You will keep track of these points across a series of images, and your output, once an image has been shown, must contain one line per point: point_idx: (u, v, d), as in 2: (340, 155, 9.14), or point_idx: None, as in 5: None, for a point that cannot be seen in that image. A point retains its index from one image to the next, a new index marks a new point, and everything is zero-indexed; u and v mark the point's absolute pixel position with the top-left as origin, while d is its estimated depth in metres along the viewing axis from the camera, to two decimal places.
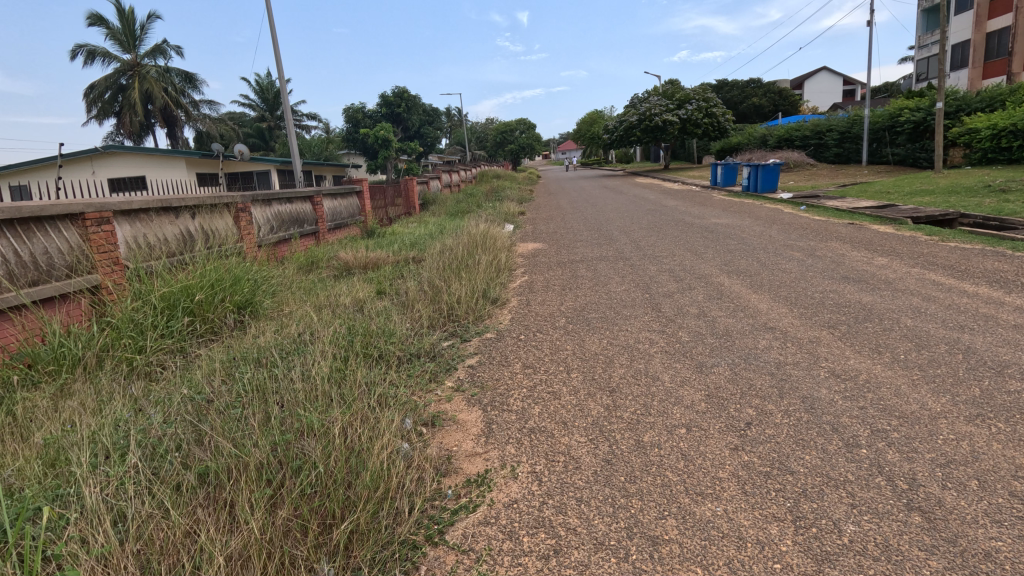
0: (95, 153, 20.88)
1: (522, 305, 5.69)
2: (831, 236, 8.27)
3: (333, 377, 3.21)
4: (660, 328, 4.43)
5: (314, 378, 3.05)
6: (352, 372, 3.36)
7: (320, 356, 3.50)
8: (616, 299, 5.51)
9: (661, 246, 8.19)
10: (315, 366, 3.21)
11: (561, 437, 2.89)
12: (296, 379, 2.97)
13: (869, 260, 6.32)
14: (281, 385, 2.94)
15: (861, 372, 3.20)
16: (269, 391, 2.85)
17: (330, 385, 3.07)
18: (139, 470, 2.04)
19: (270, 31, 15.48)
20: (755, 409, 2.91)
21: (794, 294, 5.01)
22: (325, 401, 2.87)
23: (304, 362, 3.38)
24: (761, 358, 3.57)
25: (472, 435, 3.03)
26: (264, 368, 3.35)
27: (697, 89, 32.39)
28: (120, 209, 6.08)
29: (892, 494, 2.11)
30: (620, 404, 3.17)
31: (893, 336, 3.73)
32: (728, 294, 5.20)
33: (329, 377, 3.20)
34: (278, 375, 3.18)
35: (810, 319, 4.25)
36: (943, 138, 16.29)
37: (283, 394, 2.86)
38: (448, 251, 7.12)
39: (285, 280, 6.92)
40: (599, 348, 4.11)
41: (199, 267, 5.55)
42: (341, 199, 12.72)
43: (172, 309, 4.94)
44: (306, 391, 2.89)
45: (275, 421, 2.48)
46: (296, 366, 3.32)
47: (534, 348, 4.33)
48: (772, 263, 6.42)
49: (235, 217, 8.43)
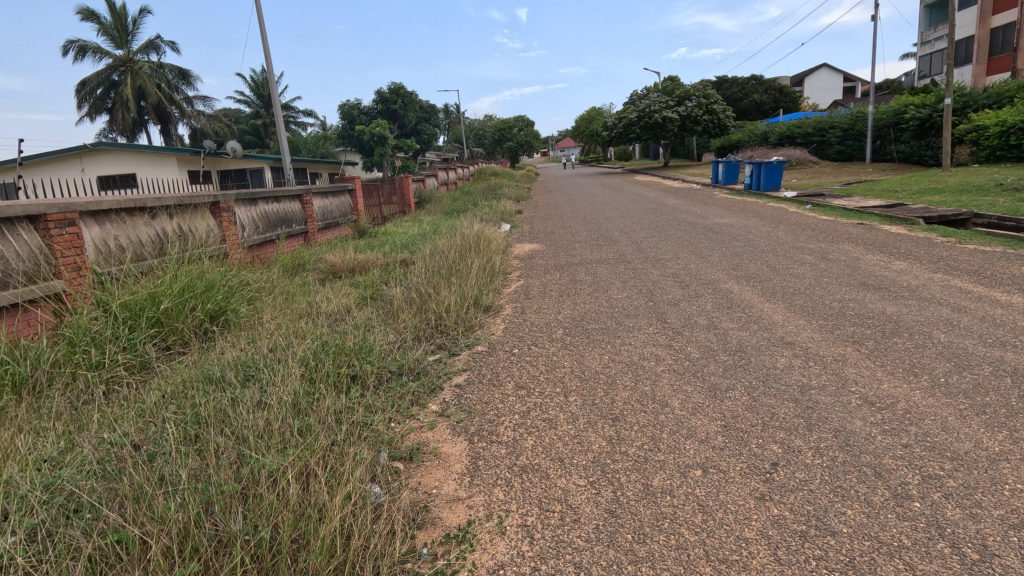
0: (84, 149, 20.38)
1: (517, 314, 5.30)
2: (841, 238, 7.89)
3: (296, 407, 2.83)
4: (666, 342, 4.04)
5: (271, 410, 2.67)
6: (320, 399, 2.98)
7: (286, 380, 3.12)
8: (619, 307, 5.11)
9: (664, 248, 7.80)
10: (276, 393, 2.83)
11: (557, 479, 2.50)
12: (250, 414, 2.60)
13: (887, 264, 5.94)
14: (231, 422, 2.57)
15: (898, 400, 2.81)
16: (216, 428, 2.48)
17: (292, 416, 2.70)
18: (28, 545, 1.67)
19: (260, 25, 15.01)
20: (780, 445, 2.51)
21: (810, 303, 4.63)
22: (282, 437, 2.50)
23: (265, 389, 3.01)
24: (781, 380, 3.18)
25: (455, 473, 2.64)
26: (219, 396, 2.96)
27: (698, 85, 31.94)
28: (87, 210, 5.67)
29: (960, 568, 1.73)
30: (625, 436, 2.78)
31: (928, 355, 3.35)
32: (739, 303, 4.81)
33: (291, 407, 2.83)
34: (233, 406, 2.80)
35: (832, 333, 3.86)
36: (951, 135, 15.90)
37: (232, 432, 2.49)
38: (440, 254, 6.73)
39: (265, 286, 6.52)
40: (599, 366, 3.72)
41: (169, 271, 5.16)
42: (332, 198, 12.31)
43: (135, 318, 4.55)
44: (259, 425, 2.52)
45: (215, 471, 2.11)
46: (255, 394, 2.93)
47: (527, 365, 3.94)
48: (783, 268, 6.04)
49: (219, 216, 7.98)
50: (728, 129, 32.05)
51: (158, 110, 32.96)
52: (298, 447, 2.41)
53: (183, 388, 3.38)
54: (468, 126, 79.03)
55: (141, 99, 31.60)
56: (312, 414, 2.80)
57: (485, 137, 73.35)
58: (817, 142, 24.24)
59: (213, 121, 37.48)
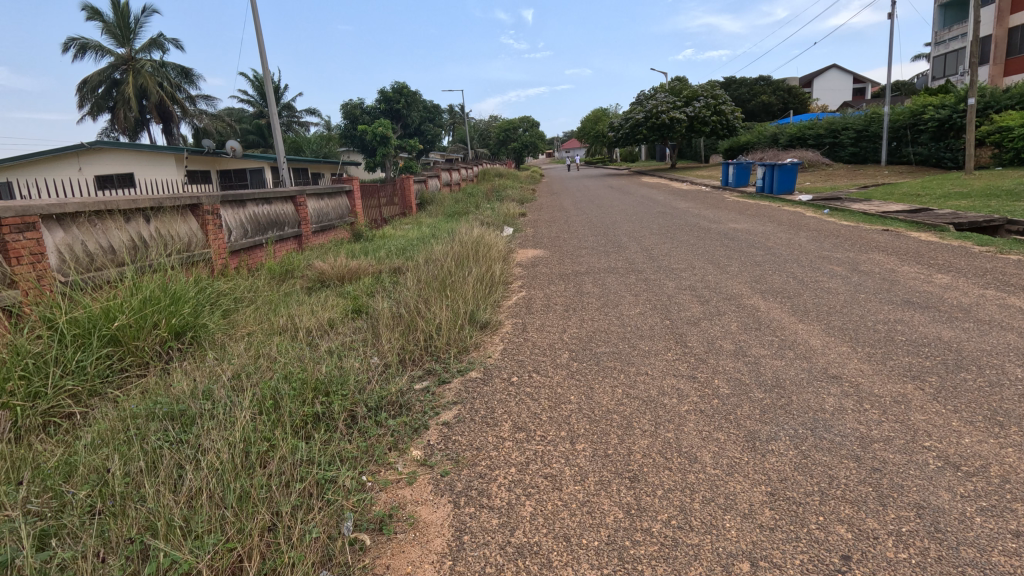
0: (81, 148, 19.90)
1: (517, 332, 4.75)
2: (869, 246, 7.31)
3: (240, 468, 2.32)
4: (689, 372, 3.48)
5: (203, 477, 2.17)
6: (272, 453, 2.49)
7: (234, 427, 2.60)
8: (631, 325, 4.57)
9: (677, 256, 7.24)
10: (212, 452, 2.32)
11: (562, 569, 1.95)
12: (175, 489, 2.12)
13: (927, 278, 5.38)
14: (149, 495, 2.08)
15: (990, 463, 2.25)
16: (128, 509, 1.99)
17: (231, 482, 2.21)
18: None
19: (256, 24, 14.58)
20: (849, 528, 1.97)
21: (851, 324, 4.06)
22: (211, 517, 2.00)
23: (209, 440, 2.51)
24: (834, 430, 2.61)
25: (433, 554, 2.10)
26: (150, 449, 2.47)
27: (705, 86, 31.37)
28: (50, 214, 5.20)
29: None
30: (647, 505, 2.23)
31: (1009, 396, 2.79)
32: (768, 323, 4.25)
33: (234, 465, 2.33)
34: (160, 469, 2.29)
35: (883, 365, 3.30)
36: (974, 136, 15.25)
37: (148, 510, 2.01)
38: (435, 264, 6.18)
39: (244, 298, 6.01)
40: (611, 404, 3.16)
41: (131, 282, 4.67)
42: (328, 199, 11.78)
43: (86, 337, 4.06)
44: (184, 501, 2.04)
45: None
46: (191, 451, 2.43)
47: (528, 399, 3.39)
48: (812, 280, 5.49)
49: (202, 219, 7.46)
50: (737, 130, 31.45)
51: (160, 109, 32.57)
52: (223, 549, 1.89)
53: (120, 432, 2.89)
54: (474, 126, 78.60)
55: (144, 99, 31.23)
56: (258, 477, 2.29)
57: (489, 138, 72.97)
58: (829, 143, 23.55)
59: (215, 121, 37.03)
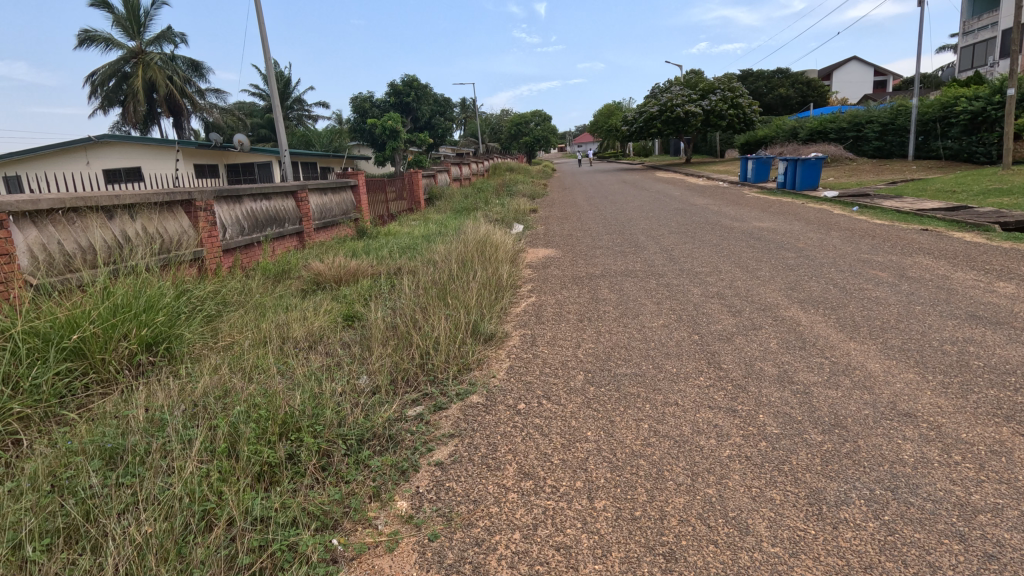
0: (88, 142, 19.66)
1: (525, 346, 4.23)
2: (911, 248, 6.69)
3: (171, 553, 1.88)
4: (727, 405, 2.93)
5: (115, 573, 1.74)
6: (215, 527, 2.04)
7: (174, 487, 2.16)
8: (655, 341, 4.03)
9: (700, 258, 6.69)
10: (138, 531, 1.90)
11: None
12: None
13: (987, 286, 4.79)
14: None
15: None
16: None
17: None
18: None
19: (258, 16, 14.13)
20: None
21: (913, 344, 3.48)
22: None
23: (141, 510, 2.07)
24: (922, 492, 2.08)
25: None
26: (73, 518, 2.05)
27: (722, 78, 30.52)
28: (20, 210, 4.77)
29: None
30: None
31: None
32: (813, 341, 3.69)
33: (163, 549, 1.89)
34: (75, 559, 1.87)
35: (964, 400, 2.73)
36: (1014, 129, 14.38)
37: None
38: (436, 266, 5.68)
39: (230, 303, 5.56)
40: (637, 445, 2.64)
41: (102, 286, 4.23)
42: (332, 194, 11.29)
43: (44, 350, 3.64)
44: None
45: None
46: (116, 524, 1.99)
47: (537, 433, 2.88)
48: (856, 288, 4.91)
49: (193, 214, 7.00)
50: (754, 124, 30.69)
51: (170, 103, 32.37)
52: None
53: (54, 473, 2.43)
54: (485, 120, 78.00)
55: (153, 92, 30.99)
56: (189, 564, 1.87)
57: (501, 132, 72.44)
58: (852, 137, 22.67)
59: (225, 115, 36.79)
